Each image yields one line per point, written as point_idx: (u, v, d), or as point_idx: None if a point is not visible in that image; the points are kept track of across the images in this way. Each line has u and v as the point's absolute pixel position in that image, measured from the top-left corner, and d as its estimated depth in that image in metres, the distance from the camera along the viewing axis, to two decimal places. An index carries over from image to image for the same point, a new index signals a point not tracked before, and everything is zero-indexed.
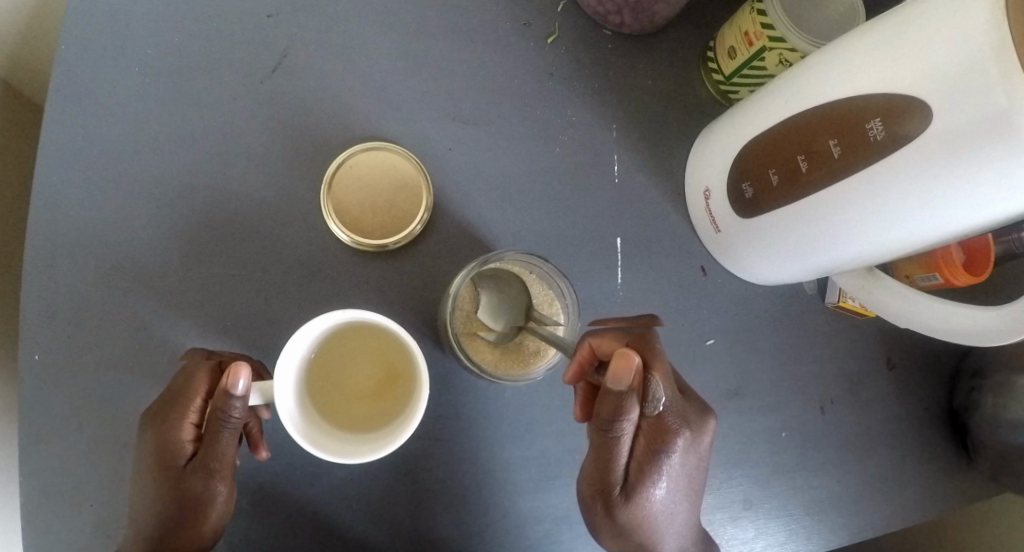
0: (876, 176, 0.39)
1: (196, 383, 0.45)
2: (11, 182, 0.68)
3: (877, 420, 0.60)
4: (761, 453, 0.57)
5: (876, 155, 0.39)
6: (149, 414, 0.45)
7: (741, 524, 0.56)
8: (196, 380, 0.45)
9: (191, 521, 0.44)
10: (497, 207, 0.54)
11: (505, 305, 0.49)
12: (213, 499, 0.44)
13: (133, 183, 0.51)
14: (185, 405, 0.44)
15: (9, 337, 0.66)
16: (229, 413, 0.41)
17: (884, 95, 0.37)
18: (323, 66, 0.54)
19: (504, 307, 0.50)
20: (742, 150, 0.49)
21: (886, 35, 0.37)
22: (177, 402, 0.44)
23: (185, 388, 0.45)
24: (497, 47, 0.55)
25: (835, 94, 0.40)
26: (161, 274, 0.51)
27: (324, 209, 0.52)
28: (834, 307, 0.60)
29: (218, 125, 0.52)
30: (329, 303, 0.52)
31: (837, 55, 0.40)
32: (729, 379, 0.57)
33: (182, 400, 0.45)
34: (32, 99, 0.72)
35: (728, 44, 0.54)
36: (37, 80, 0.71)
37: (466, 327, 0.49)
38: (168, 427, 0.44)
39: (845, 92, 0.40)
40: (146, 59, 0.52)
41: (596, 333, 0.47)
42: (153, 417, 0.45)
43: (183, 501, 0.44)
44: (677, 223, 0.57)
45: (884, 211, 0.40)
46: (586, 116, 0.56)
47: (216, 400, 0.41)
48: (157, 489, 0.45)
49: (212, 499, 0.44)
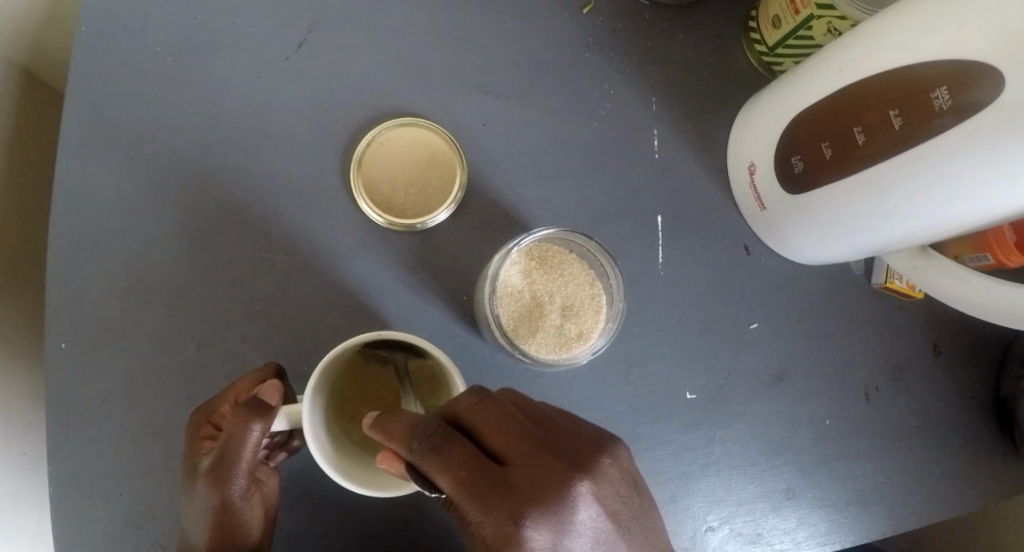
0: (940, 149, 0.36)
1: (228, 391, 0.43)
2: (36, 166, 0.66)
3: (924, 406, 0.58)
4: (804, 440, 0.55)
5: (940, 126, 0.36)
6: (196, 421, 0.44)
7: (783, 514, 0.54)
8: (232, 387, 0.43)
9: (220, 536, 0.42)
10: (532, 185, 0.52)
11: (560, 281, 0.48)
12: (231, 520, 0.42)
13: (157, 165, 0.50)
14: (217, 412, 0.43)
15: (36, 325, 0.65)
16: (245, 426, 0.39)
17: (950, 61, 0.35)
18: (350, 40, 0.52)
19: (557, 282, 0.48)
20: (793, 122, 0.47)
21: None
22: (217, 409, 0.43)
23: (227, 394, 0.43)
24: (531, 19, 0.53)
25: (896, 61, 0.38)
26: (186, 258, 0.50)
27: (354, 187, 0.50)
28: (880, 288, 0.57)
29: (242, 103, 0.50)
30: (359, 286, 0.50)
31: (898, 19, 0.37)
32: (774, 364, 0.55)
33: (218, 406, 0.43)
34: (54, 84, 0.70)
35: (773, 13, 0.51)
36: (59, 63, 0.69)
37: (510, 305, 0.47)
38: (198, 436, 0.44)
39: (908, 59, 0.37)
40: (169, 34, 0.50)
41: (386, 414, 0.36)
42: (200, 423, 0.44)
43: (202, 519, 0.42)
44: (719, 200, 0.55)
45: (946, 189, 0.37)
46: (623, 89, 0.54)
47: (241, 414, 0.39)
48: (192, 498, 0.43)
49: (230, 520, 0.42)
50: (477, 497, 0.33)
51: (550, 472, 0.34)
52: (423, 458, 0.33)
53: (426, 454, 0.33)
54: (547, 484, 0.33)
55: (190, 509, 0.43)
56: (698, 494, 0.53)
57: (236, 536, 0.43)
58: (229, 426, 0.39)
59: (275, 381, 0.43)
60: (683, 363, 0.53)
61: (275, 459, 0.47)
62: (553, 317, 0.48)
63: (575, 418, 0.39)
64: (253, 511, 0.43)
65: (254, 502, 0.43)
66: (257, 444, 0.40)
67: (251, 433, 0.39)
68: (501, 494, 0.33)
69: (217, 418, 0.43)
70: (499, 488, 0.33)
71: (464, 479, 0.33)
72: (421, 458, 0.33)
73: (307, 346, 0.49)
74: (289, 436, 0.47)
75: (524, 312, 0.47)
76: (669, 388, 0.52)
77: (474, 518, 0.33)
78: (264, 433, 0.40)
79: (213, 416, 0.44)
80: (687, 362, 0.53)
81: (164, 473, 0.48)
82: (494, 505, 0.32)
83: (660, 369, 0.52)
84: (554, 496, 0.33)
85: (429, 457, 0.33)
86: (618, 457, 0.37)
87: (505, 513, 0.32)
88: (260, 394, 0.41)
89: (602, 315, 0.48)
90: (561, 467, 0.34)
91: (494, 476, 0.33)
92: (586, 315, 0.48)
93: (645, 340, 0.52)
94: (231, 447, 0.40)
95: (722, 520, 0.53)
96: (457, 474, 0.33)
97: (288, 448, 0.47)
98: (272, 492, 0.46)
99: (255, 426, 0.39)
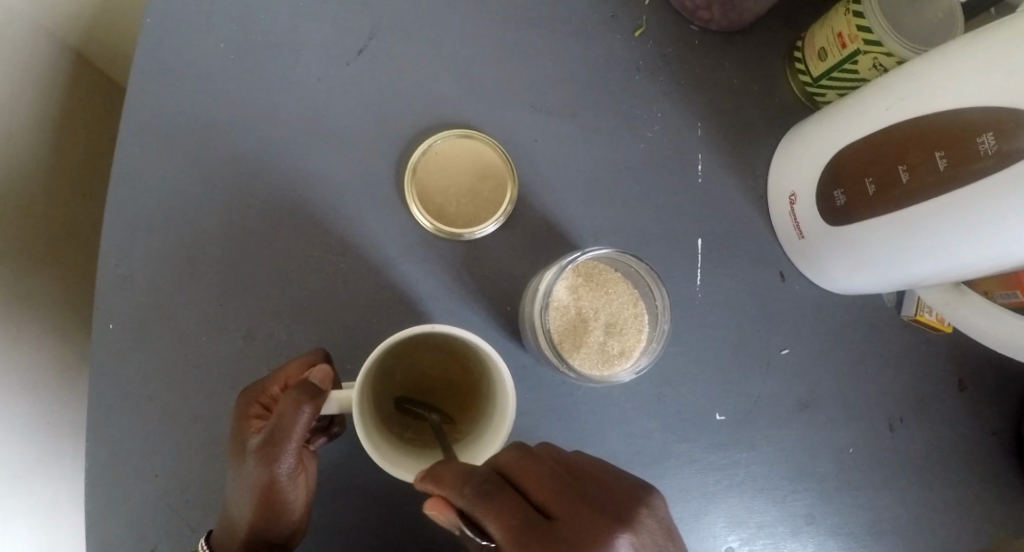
0: (986, 192, 0.37)
1: (278, 373, 0.44)
2: None
3: (948, 441, 0.58)
4: (826, 466, 0.56)
5: (987, 169, 0.37)
6: (242, 401, 0.45)
7: (801, 538, 0.55)
8: (282, 370, 0.45)
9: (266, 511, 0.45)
10: (575, 200, 0.53)
11: (606, 299, 0.50)
12: (277, 497, 0.44)
13: (212, 159, 0.51)
14: (265, 393, 0.45)
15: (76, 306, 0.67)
16: (298, 410, 0.41)
17: (998, 108, 0.35)
18: (408, 50, 0.53)
19: (603, 300, 0.50)
20: (835, 156, 0.48)
21: (1001, 43, 0.35)
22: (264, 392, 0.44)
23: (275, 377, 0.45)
24: (582, 38, 0.55)
25: (943, 104, 0.39)
26: (236, 251, 0.51)
27: (406, 193, 0.51)
28: (910, 320, 0.58)
29: (299, 103, 0.52)
30: (405, 290, 0.51)
31: (946, 62, 0.38)
32: (801, 390, 0.55)
33: (266, 387, 0.45)
34: None
35: (819, 45, 0.52)
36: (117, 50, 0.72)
37: (558, 319, 0.48)
38: (247, 415, 0.45)
39: (955, 103, 0.38)
40: (232, 33, 0.52)
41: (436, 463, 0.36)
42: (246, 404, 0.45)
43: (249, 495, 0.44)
44: (757, 226, 0.56)
45: (989, 230, 0.38)
46: (669, 111, 0.55)
47: (292, 397, 0.41)
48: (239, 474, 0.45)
49: (276, 497, 0.44)
50: (527, 550, 0.33)
51: (595, 526, 0.34)
52: (474, 506, 0.34)
53: (478, 502, 0.34)
54: (593, 538, 0.34)
55: (237, 484, 0.45)
56: (720, 513, 0.53)
57: (280, 511, 0.45)
58: (282, 407, 0.41)
59: (323, 367, 0.42)
60: (713, 383, 0.54)
61: (315, 443, 0.48)
62: (598, 333, 0.49)
63: (609, 473, 0.39)
64: (297, 490, 0.45)
65: (300, 481, 0.45)
66: (307, 426, 0.42)
67: (302, 415, 0.41)
68: (550, 548, 0.33)
69: (266, 398, 0.45)
70: (548, 540, 0.33)
71: (514, 529, 0.34)
72: (473, 505, 0.34)
73: (349, 344, 0.51)
74: (330, 422, 0.49)
75: (571, 326, 0.49)
76: (697, 407, 0.53)
77: None
78: (313, 416, 0.41)
79: (262, 397, 0.45)
80: (717, 382, 0.54)
81: (203, 459, 0.50)
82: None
83: (690, 388, 0.53)
84: (601, 551, 0.33)
85: (481, 505, 0.34)
86: (656, 508, 0.38)
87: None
88: (309, 379, 0.42)
89: (644, 335, 0.50)
90: (604, 520, 0.35)
91: (542, 528, 0.34)
92: (629, 334, 0.49)
93: (677, 358, 0.54)
94: (283, 428, 0.41)
95: (742, 541, 0.54)
96: (508, 524, 0.34)
97: (329, 433, 0.49)
98: (314, 473, 0.47)
99: (306, 409, 0.41)
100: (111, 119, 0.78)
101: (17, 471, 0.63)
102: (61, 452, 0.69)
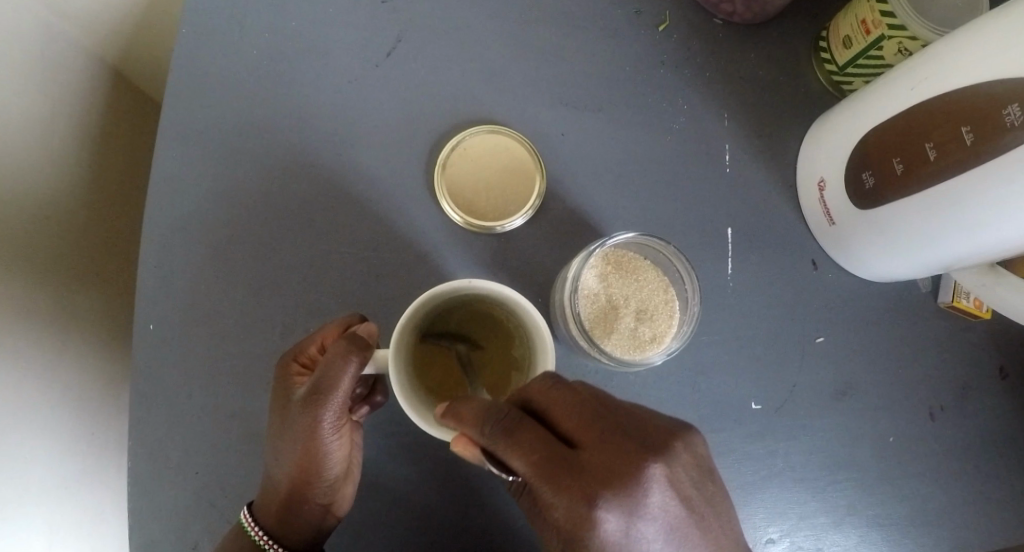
0: (1013, 163, 0.37)
1: (316, 334, 0.46)
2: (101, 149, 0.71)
3: (995, 430, 0.56)
4: (866, 456, 0.55)
5: (1011, 142, 0.37)
6: (283, 361, 0.47)
7: (844, 530, 0.54)
8: (319, 332, 0.47)
9: (310, 466, 0.46)
10: (605, 194, 0.54)
11: (636, 285, 0.51)
12: (316, 450, 0.45)
13: (247, 162, 0.53)
14: (305, 354, 0.46)
15: (92, 315, 0.69)
16: (344, 358, 0.42)
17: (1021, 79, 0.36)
18: (435, 50, 0.54)
19: (634, 286, 0.51)
20: (862, 139, 0.47)
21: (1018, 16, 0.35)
22: (305, 351, 0.46)
23: (316, 337, 0.46)
24: (606, 35, 0.56)
25: (964, 80, 0.39)
26: (270, 250, 0.52)
27: (438, 190, 0.53)
28: (946, 307, 0.56)
29: (331, 108, 0.53)
30: (438, 284, 0.52)
31: (966, 39, 0.39)
32: (838, 378, 0.55)
33: (305, 349, 0.46)
34: (127, 75, 0.76)
35: (844, 33, 0.52)
36: (145, 53, 0.75)
37: (590, 306, 0.50)
38: (286, 375, 0.46)
39: (976, 78, 0.38)
40: (265, 41, 0.54)
41: (461, 400, 0.39)
42: (286, 364, 0.47)
43: (295, 448, 0.45)
44: (788, 215, 0.55)
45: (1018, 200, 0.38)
46: (694, 103, 0.56)
47: (340, 347, 0.42)
48: (282, 429, 0.46)
49: (317, 450, 0.45)
50: (552, 481, 0.36)
51: (626, 459, 0.37)
52: (496, 442, 0.37)
53: (504, 440, 0.36)
54: (621, 470, 0.36)
55: (277, 441, 0.46)
56: (759, 505, 0.53)
57: (319, 469, 0.46)
58: (328, 357, 0.42)
59: (368, 324, 0.46)
60: (747, 373, 0.53)
61: (357, 413, 0.49)
62: (630, 320, 0.50)
63: (646, 409, 0.41)
64: (339, 445, 0.46)
65: (342, 437, 0.46)
66: (354, 377, 0.43)
67: (350, 365, 0.42)
68: (575, 478, 0.36)
69: (304, 359, 0.46)
70: (574, 470, 0.36)
71: (537, 463, 0.36)
72: (493, 442, 0.36)
73: (381, 339, 0.51)
74: (372, 390, 0.49)
75: (605, 314, 0.50)
76: (732, 397, 0.53)
77: (552, 500, 0.36)
78: (360, 366, 0.42)
79: (299, 357, 0.47)
80: (751, 371, 0.54)
81: (241, 454, 0.51)
82: (567, 487, 0.35)
83: (724, 377, 0.53)
84: (628, 481, 0.36)
85: (502, 443, 0.36)
86: (694, 444, 0.39)
87: (580, 496, 0.35)
88: (357, 333, 0.44)
89: (675, 319, 0.51)
90: (635, 453, 0.37)
91: (567, 460, 0.36)
92: (660, 319, 0.51)
93: (709, 348, 0.53)
94: (322, 378, 0.43)
95: (782, 533, 0.53)
96: (531, 457, 0.36)
97: (370, 403, 0.49)
98: (355, 434, 0.48)
99: (354, 358, 0.42)
100: (151, 134, 0.81)
101: (57, 480, 0.64)
102: (108, 458, 0.71)
